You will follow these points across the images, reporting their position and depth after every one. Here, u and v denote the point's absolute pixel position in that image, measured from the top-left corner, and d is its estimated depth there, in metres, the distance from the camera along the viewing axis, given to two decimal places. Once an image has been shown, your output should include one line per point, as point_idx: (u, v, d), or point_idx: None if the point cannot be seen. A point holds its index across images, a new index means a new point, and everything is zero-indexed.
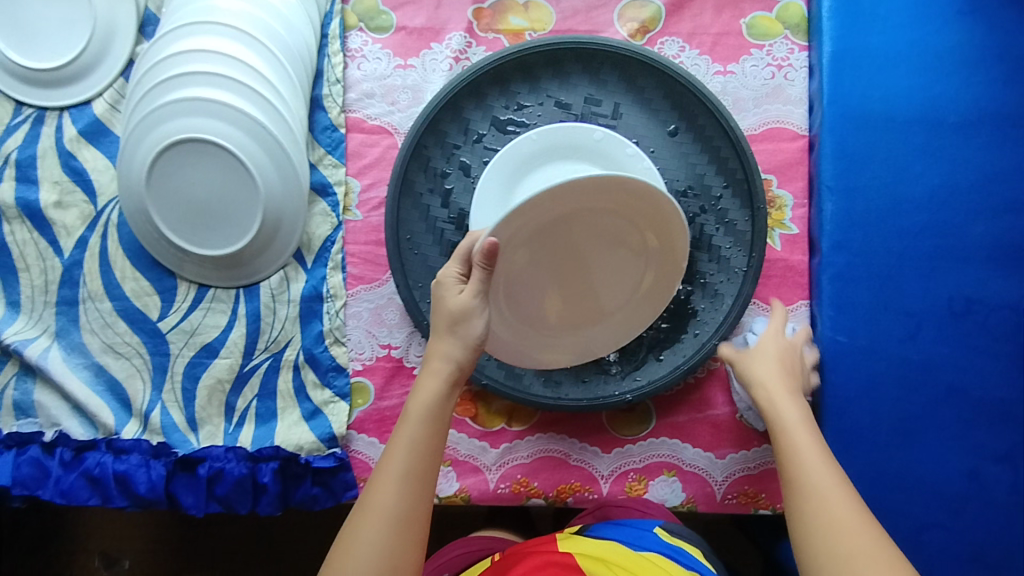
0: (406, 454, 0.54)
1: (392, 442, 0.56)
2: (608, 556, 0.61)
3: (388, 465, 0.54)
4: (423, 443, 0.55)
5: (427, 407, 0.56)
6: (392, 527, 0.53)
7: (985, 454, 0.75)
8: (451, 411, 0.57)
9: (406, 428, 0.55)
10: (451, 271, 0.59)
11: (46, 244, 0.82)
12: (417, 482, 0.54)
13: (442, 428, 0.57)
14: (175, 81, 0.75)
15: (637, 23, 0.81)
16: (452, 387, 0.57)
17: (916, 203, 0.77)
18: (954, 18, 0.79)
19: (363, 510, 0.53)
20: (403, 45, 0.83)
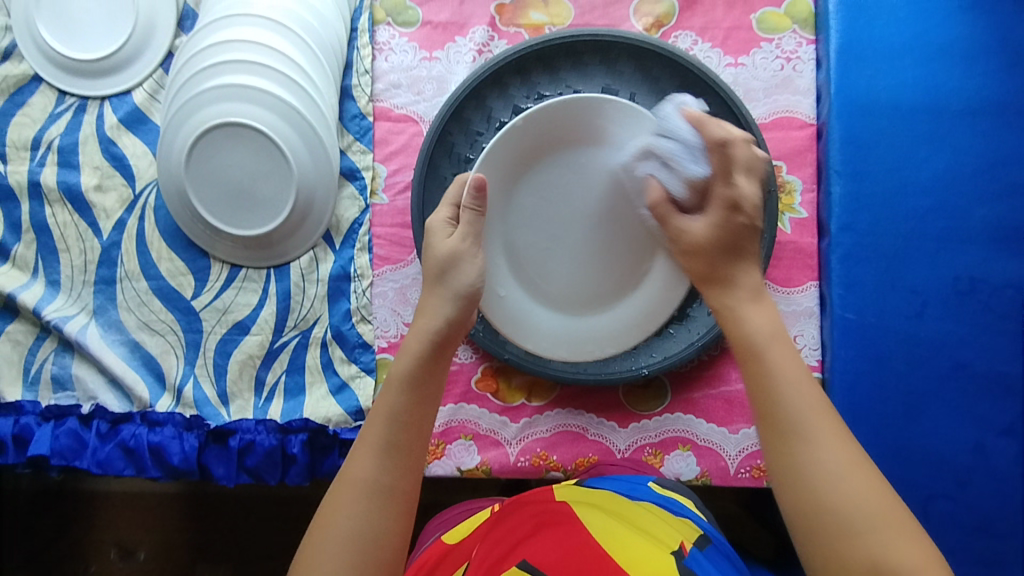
0: (386, 425, 0.55)
1: (377, 411, 0.56)
2: (603, 504, 0.64)
3: (370, 432, 0.55)
4: (406, 414, 0.55)
5: (408, 376, 0.57)
6: (375, 499, 0.53)
7: (991, 428, 0.77)
8: (433, 381, 0.58)
9: (389, 399, 0.56)
10: (440, 217, 0.65)
11: (86, 226, 0.85)
12: (400, 454, 0.54)
13: (431, 399, 0.57)
14: (214, 71, 0.79)
15: (652, 18, 0.85)
16: (433, 357, 0.58)
17: (921, 187, 0.80)
18: (956, 11, 0.82)
19: (348, 480, 0.54)
20: (429, 38, 0.87)
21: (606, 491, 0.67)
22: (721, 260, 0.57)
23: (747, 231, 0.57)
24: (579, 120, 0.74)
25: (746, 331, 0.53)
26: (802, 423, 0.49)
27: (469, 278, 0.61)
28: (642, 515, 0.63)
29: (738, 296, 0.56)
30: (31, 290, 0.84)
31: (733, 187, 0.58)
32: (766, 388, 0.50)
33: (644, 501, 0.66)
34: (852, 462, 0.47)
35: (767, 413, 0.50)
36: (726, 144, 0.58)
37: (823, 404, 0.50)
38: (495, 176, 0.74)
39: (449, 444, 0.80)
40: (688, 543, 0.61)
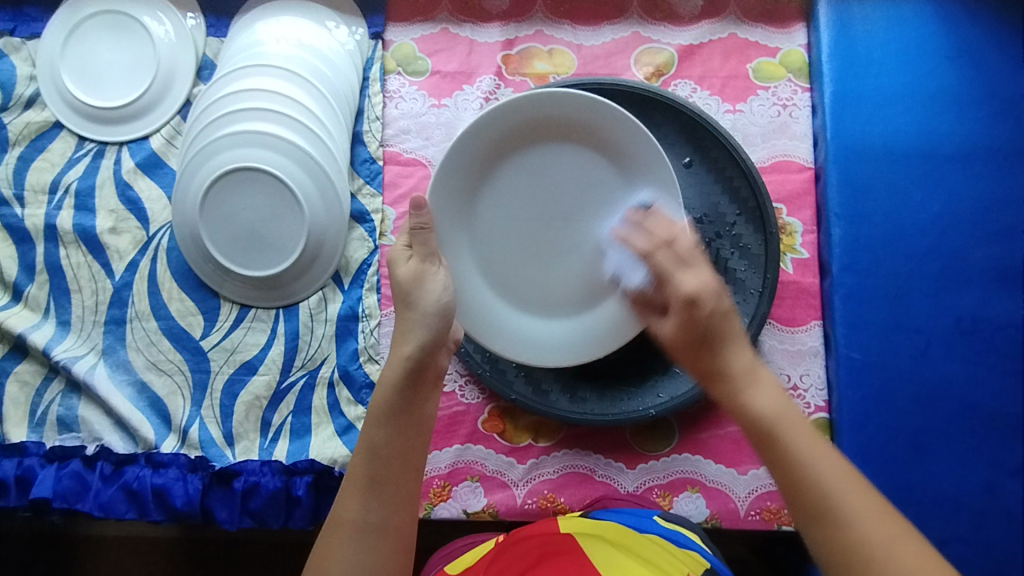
0: (366, 460, 0.57)
1: (358, 446, 0.57)
2: (606, 534, 0.67)
3: (354, 470, 0.57)
4: (386, 448, 0.56)
5: (386, 408, 0.57)
6: (367, 537, 0.55)
7: (1001, 468, 0.77)
8: (410, 407, 0.58)
9: (368, 432, 0.57)
10: (398, 247, 0.65)
11: (99, 267, 0.87)
12: (385, 490, 0.56)
13: (414, 429, 0.58)
14: (232, 118, 0.83)
15: (652, 67, 0.89)
16: (407, 386, 0.58)
17: (919, 228, 0.82)
18: (945, 61, 0.86)
19: (338, 522, 0.55)
20: (437, 87, 0.90)
21: (610, 521, 0.69)
22: (701, 355, 0.59)
23: (716, 318, 0.58)
24: (510, 127, 0.74)
25: (755, 415, 0.54)
26: (842, 503, 0.49)
27: (436, 294, 0.62)
28: (646, 545, 0.65)
29: (733, 385, 0.56)
30: (42, 330, 0.85)
31: (678, 286, 0.60)
32: (792, 470, 0.51)
33: (649, 532, 0.68)
34: (898, 530, 0.48)
35: (800, 501, 0.50)
36: (649, 256, 0.64)
37: (854, 477, 0.50)
38: (447, 209, 0.75)
39: (456, 486, 0.79)
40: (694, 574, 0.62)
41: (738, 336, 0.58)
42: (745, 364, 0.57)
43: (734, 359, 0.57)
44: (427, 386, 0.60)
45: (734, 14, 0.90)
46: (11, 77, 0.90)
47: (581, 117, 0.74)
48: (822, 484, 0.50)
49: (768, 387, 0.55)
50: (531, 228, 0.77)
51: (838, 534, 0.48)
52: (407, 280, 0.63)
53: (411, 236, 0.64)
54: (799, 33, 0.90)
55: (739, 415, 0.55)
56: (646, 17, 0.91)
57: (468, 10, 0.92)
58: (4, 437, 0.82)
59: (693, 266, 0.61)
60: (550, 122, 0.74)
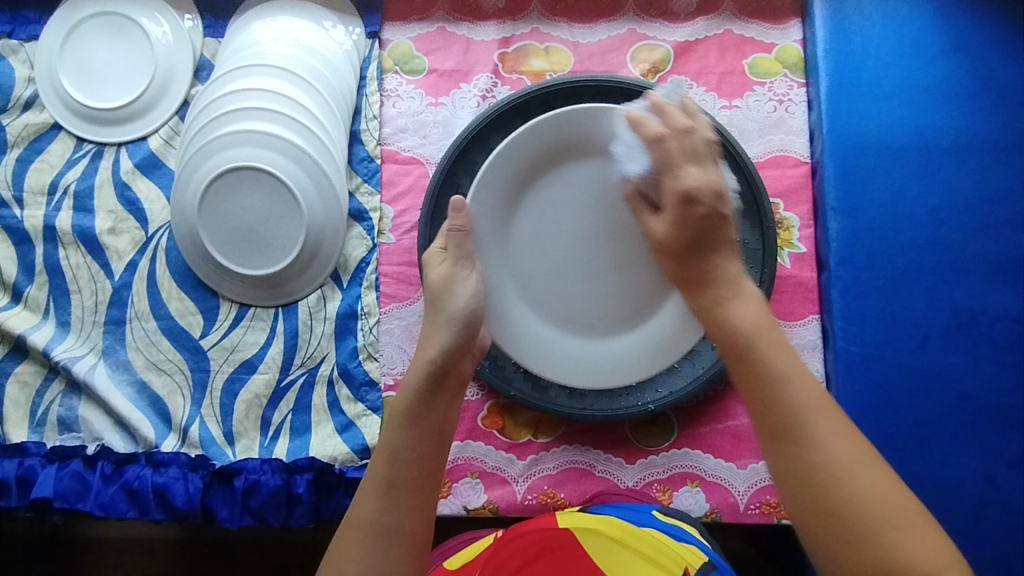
0: (386, 462, 0.56)
1: (377, 448, 0.57)
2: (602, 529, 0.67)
3: (372, 472, 0.56)
4: (406, 451, 0.56)
5: (408, 411, 0.58)
6: (382, 540, 0.53)
7: (1000, 460, 0.77)
8: (434, 413, 0.58)
9: (389, 435, 0.57)
10: (433, 249, 0.70)
11: (99, 267, 0.87)
12: (402, 493, 0.55)
13: (434, 434, 0.58)
14: (230, 117, 0.83)
15: (648, 64, 0.89)
16: (432, 392, 0.59)
17: (917, 221, 0.82)
18: (941, 55, 0.86)
19: (353, 524, 0.54)
20: (435, 85, 0.90)
21: (606, 514, 0.69)
22: (687, 255, 0.62)
23: (711, 222, 0.61)
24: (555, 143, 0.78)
25: (736, 324, 0.56)
26: (809, 417, 0.50)
27: (463, 300, 0.65)
28: (646, 540, 0.66)
29: (720, 292, 0.59)
30: (42, 331, 0.85)
31: (679, 181, 0.62)
32: (761, 380, 0.53)
33: (648, 526, 0.67)
34: (859, 453, 0.49)
35: (767, 409, 0.52)
36: (660, 141, 0.64)
37: (823, 397, 0.52)
38: (485, 216, 0.77)
39: (456, 482, 0.79)
40: (694, 568, 0.63)
41: (729, 245, 0.61)
42: (733, 275, 0.60)
43: (721, 268, 0.60)
44: (449, 393, 0.60)
45: (729, 10, 0.90)
46: (8, 79, 0.90)
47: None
48: (791, 397, 0.51)
49: (752, 302, 0.58)
50: (567, 242, 0.79)
51: (798, 444, 0.50)
52: (438, 283, 0.67)
53: (448, 238, 0.69)
54: (795, 29, 0.90)
55: (722, 323, 0.57)
56: (642, 14, 0.91)
57: (464, 9, 0.92)
58: (5, 438, 0.82)
59: (698, 167, 0.63)
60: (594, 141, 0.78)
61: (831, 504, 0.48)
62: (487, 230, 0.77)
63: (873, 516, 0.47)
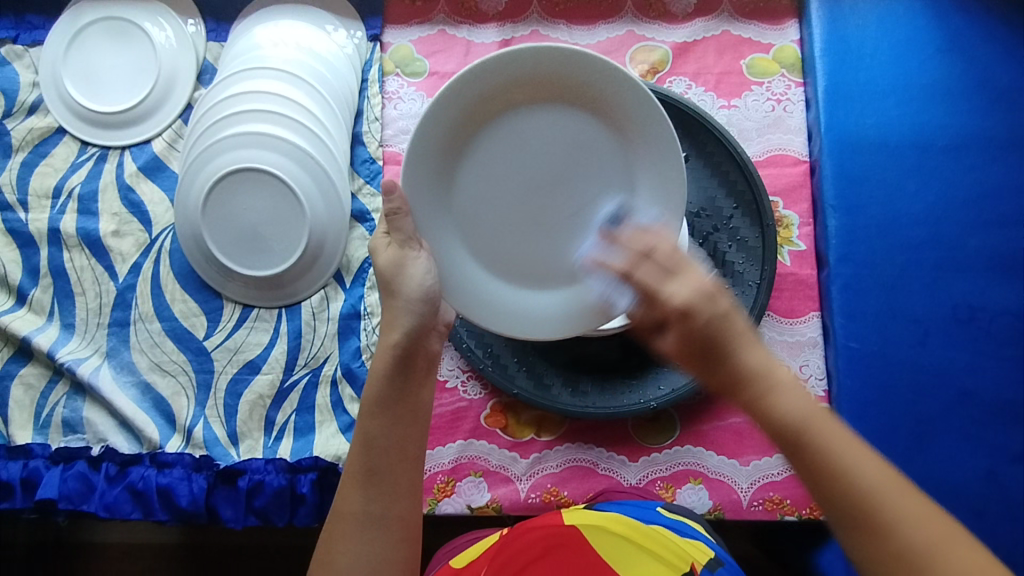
0: (361, 452, 0.57)
1: (353, 439, 0.58)
2: (605, 525, 0.67)
3: (351, 464, 0.57)
4: (380, 438, 0.57)
5: (376, 397, 0.58)
6: (369, 529, 0.56)
7: (1001, 455, 0.77)
8: (404, 397, 0.59)
9: (362, 423, 0.58)
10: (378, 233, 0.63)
11: (102, 269, 0.87)
12: (384, 482, 0.56)
13: (409, 415, 0.58)
14: (234, 119, 0.84)
15: (648, 65, 0.90)
16: (397, 376, 0.59)
17: (915, 219, 0.83)
18: (937, 54, 0.87)
19: (340, 514, 0.57)
20: (436, 87, 0.91)
21: (613, 512, 0.69)
22: (714, 366, 0.50)
23: (717, 323, 0.50)
24: (488, 89, 0.64)
25: (783, 424, 0.47)
26: (891, 506, 0.44)
27: (419, 280, 0.61)
28: (649, 535, 0.66)
29: (752, 392, 0.49)
30: (46, 333, 0.85)
31: (668, 299, 0.52)
32: (827, 477, 0.45)
33: (654, 522, 0.68)
34: (951, 533, 0.43)
35: (836, 505, 0.45)
36: (632, 273, 0.57)
37: (897, 478, 0.45)
38: (422, 188, 0.65)
39: (459, 481, 0.79)
40: (699, 564, 0.63)
41: (748, 335, 0.50)
42: (760, 366, 0.49)
43: (748, 362, 0.49)
44: (419, 371, 0.60)
45: (727, 12, 0.91)
46: (13, 84, 0.91)
47: (565, 69, 0.63)
48: (863, 488, 0.44)
49: (796, 388, 0.48)
50: (521, 192, 0.68)
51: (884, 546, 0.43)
52: (387, 267, 0.61)
53: (388, 221, 0.61)
54: (792, 29, 0.91)
55: (767, 424, 0.48)
56: (640, 15, 0.92)
57: (465, 11, 0.93)
58: (9, 439, 0.82)
59: (679, 275, 0.54)
60: (532, 81, 0.64)
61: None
62: (426, 202, 0.65)
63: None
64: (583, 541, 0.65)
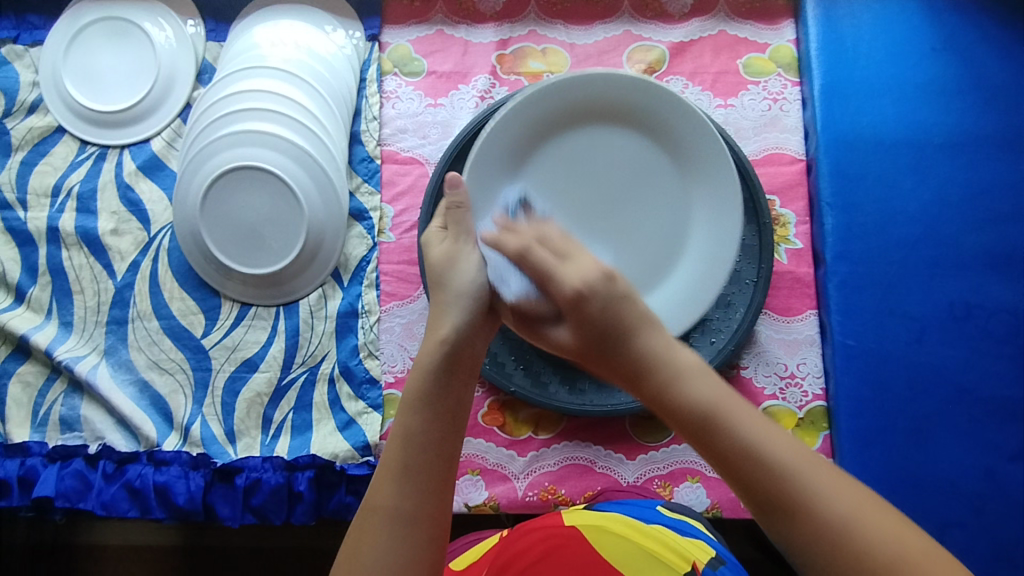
0: (401, 443, 0.51)
1: (390, 433, 0.53)
2: (605, 525, 0.67)
3: (386, 456, 0.52)
4: (421, 432, 0.51)
5: (420, 391, 0.53)
6: (402, 528, 0.49)
7: (999, 453, 0.77)
8: (453, 391, 0.53)
9: (406, 413, 0.53)
10: (432, 228, 0.64)
11: (101, 268, 0.87)
12: (420, 476, 0.51)
13: (449, 413, 0.53)
14: (231, 118, 0.84)
15: (645, 64, 0.90)
16: (448, 367, 0.54)
17: (910, 216, 0.83)
18: (933, 53, 0.87)
19: (370, 510, 0.51)
20: (434, 87, 0.91)
21: (613, 512, 0.69)
22: (613, 350, 0.49)
23: (611, 310, 0.49)
24: (553, 111, 0.78)
25: (688, 407, 0.45)
26: (800, 479, 0.42)
27: (469, 275, 0.58)
28: (660, 538, 0.65)
29: (661, 376, 0.47)
30: (44, 331, 0.85)
31: (563, 283, 0.51)
32: (740, 459, 0.43)
33: (654, 522, 0.68)
34: (864, 497, 0.42)
35: (750, 488, 0.43)
36: (526, 256, 0.55)
37: (799, 447, 0.44)
38: (488, 183, 0.75)
39: (457, 479, 0.79)
40: (702, 563, 0.63)
41: (645, 319, 0.50)
42: (660, 350, 0.48)
43: (644, 347, 0.48)
44: (464, 368, 0.55)
45: (724, 12, 0.92)
46: (14, 83, 0.92)
47: (622, 104, 0.78)
48: (774, 465, 0.42)
49: (697, 372, 0.47)
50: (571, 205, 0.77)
51: (804, 527, 0.41)
52: (440, 260, 0.60)
53: (447, 215, 0.63)
54: (788, 30, 0.91)
55: (674, 407, 0.46)
56: (637, 15, 0.93)
57: (463, 11, 0.94)
58: (7, 437, 0.82)
59: (572, 259, 0.54)
60: (597, 108, 0.79)
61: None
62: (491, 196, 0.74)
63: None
64: (584, 541, 0.65)
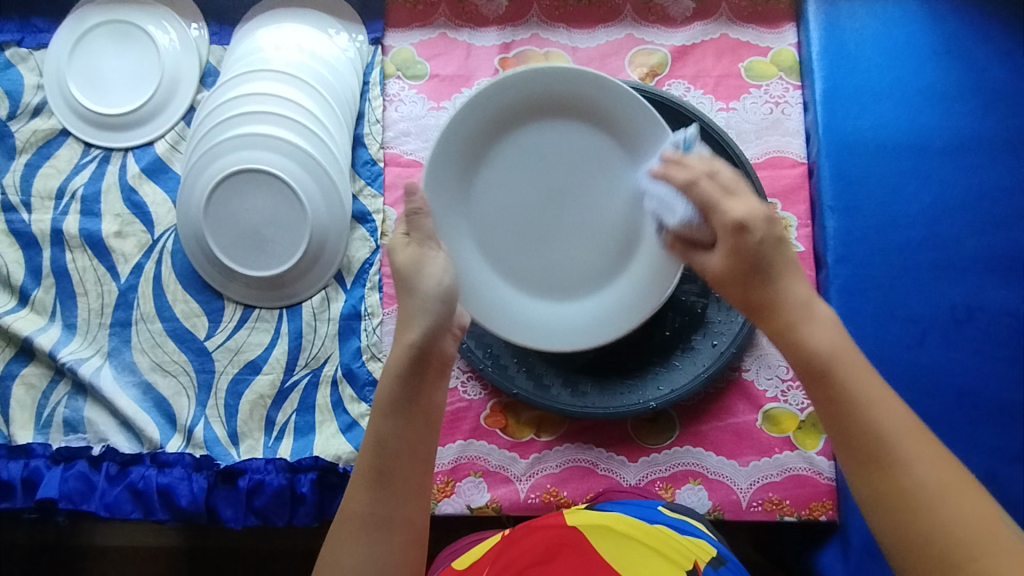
0: (373, 451, 0.56)
1: (365, 438, 0.57)
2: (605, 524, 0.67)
3: (362, 463, 0.56)
4: (392, 440, 0.56)
5: (390, 399, 0.57)
6: (376, 531, 0.55)
7: (999, 455, 0.77)
8: (418, 399, 0.57)
9: (376, 422, 0.57)
10: (398, 233, 0.64)
11: (104, 270, 0.88)
12: (392, 483, 0.56)
13: (421, 419, 0.57)
14: (235, 121, 0.85)
15: (647, 68, 0.91)
16: (412, 377, 0.57)
17: (912, 219, 0.83)
18: (935, 57, 0.88)
19: (347, 515, 0.56)
20: (436, 90, 0.91)
21: (613, 512, 0.69)
22: (762, 281, 0.58)
23: (767, 247, 0.58)
24: (506, 105, 0.75)
25: (813, 355, 0.54)
26: (900, 448, 0.50)
27: (437, 279, 0.60)
28: (659, 537, 0.65)
29: (790, 318, 0.56)
30: (48, 333, 0.86)
31: (727, 214, 0.59)
32: (847, 410, 0.52)
33: (655, 522, 0.68)
34: (953, 480, 0.49)
35: (852, 440, 0.51)
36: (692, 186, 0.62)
37: (912, 422, 0.51)
38: (444, 186, 0.74)
39: (459, 481, 0.79)
40: (704, 562, 0.63)
41: (792, 265, 0.58)
42: (802, 296, 0.57)
43: (789, 292, 0.57)
44: (433, 375, 0.59)
45: (726, 15, 0.92)
46: (17, 86, 0.92)
47: (570, 94, 0.75)
48: (878, 428, 0.51)
49: (830, 324, 0.55)
50: (526, 203, 0.77)
51: (889, 476, 0.50)
52: (406, 265, 0.61)
53: (408, 222, 0.64)
54: (790, 33, 0.92)
55: (800, 350, 0.55)
56: (640, 19, 0.93)
57: (465, 15, 0.94)
58: (10, 439, 0.82)
59: (737, 195, 0.60)
60: (551, 100, 0.76)
61: (929, 538, 0.48)
62: (446, 201, 0.74)
63: (975, 558, 0.46)
64: (584, 540, 0.65)
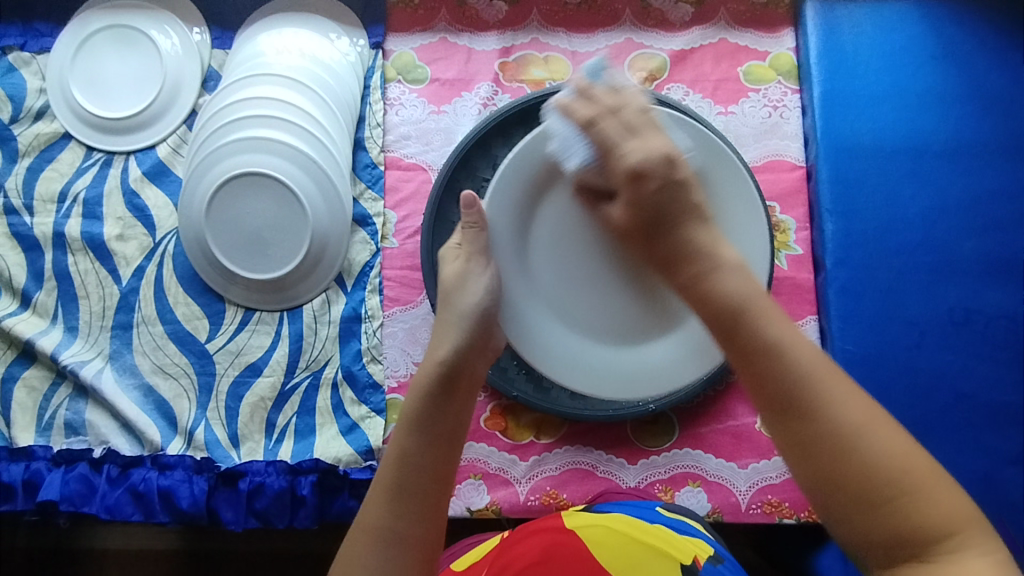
0: (392, 467, 0.53)
1: (386, 454, 0.54)
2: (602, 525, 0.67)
3: (379, 478, 0.53)
4: (415, 457, 0.53)
5: (417, 415, 0.54)
6: (392, 549, 0.51)
7: (997, 457, 0.78)
8: (445, 417, 0.54)
9: (403, 438, 0.54)
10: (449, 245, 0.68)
11: (106, 273, 0.88)
12: (411, 498, 0.52)
13: (447, 440, 0.54)
14: (238, 125, 0.85)
15: (646, 72, 0.91)
16: (444, 394, 0.55)
17: (910, 223, 0.84)
18: (932, 61, 0.88)
19: (362, 529, 0.52)
20: (437, 94, 0.92)
21: (612, 513, 0.69)
22: (658, 232, 0.52)
23: (668, 192, 0.52)
24: None
25: (722, 295, 0.47)
26: (815, 388, 0.43)
27: (475, 298, 0.62)
28: (658, 535, 0.66)
29: (695, 266, 0.49)
30: (50, 336, 0.86)
31: (624, 158, 0.54)
32: (766, 354, 0.44)
33: (653, 521, 0.68)
34: (874, 412, 0.43)
35: (768, 388, 0.44)
36: (592, 123, 0.58)
37: (828, 364, 0.44)
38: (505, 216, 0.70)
39: (459, 484, 0.80)
40: (703, 557, 0.63)
41: (696, 211, 0.52)
42: (703, 242, 0.50)
43: (695, 237, 0.50)
44: (463, 395, 0.56)
45: (724, 20, 0.93)
46: (20, 90, 0.92)
47: None
48: (780, 366, 0.44)
49: (735, 267, 0.48)
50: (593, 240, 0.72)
51: (809, 423, 0.42)
52: (451, 280, 0.64)
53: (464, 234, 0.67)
54: (788, 37, 0.92)
55: (708, 294, 0.47)
56: (639, 23, 0.94)
57: (465, 19, 0.95)
58: (12, 441, 0.83)
59: (639, 136, 0.56)
60: None
61: (847, 477, 0.41)
62: (507, 234, 0.70)
63: (899, 486, 0.41)
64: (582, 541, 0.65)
